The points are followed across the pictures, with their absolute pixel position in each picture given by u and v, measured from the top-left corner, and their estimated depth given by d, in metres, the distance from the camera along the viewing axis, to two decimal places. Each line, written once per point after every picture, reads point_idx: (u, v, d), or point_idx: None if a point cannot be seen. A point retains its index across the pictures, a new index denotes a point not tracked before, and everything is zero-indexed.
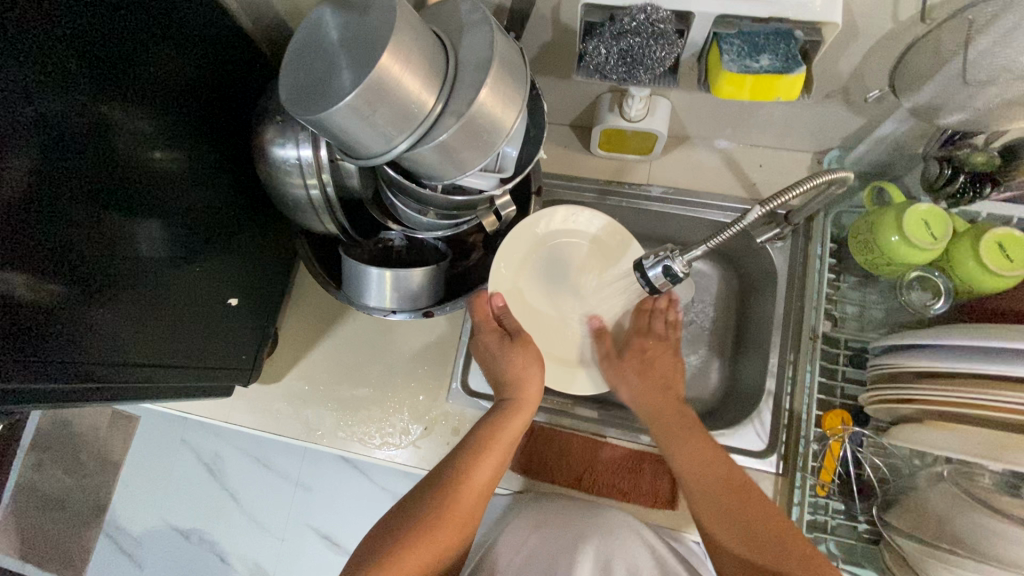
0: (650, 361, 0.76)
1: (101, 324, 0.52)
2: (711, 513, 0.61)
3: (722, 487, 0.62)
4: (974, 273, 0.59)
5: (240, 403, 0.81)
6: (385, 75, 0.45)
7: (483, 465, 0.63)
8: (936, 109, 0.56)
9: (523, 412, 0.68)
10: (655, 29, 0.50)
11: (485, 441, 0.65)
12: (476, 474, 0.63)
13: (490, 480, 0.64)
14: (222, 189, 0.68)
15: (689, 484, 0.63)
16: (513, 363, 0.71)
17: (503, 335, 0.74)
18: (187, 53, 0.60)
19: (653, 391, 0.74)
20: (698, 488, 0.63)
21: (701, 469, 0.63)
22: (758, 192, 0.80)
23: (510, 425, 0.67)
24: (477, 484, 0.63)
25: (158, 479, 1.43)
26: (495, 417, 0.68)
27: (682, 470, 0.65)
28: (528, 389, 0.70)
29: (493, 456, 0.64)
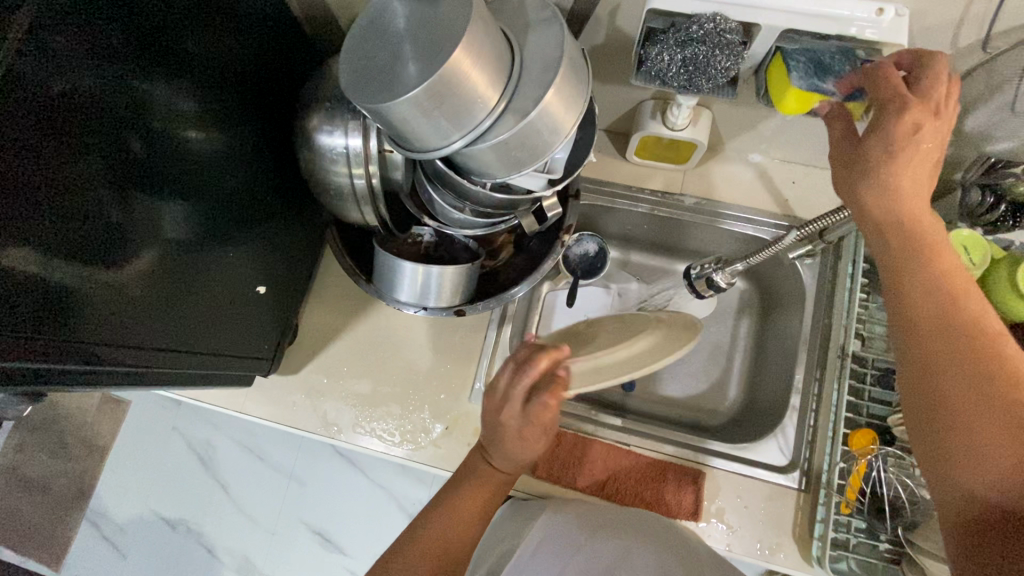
0: (888, 171, 0.45)
1: (117, 307, 0.50)
2: (951, 379, 0.41)
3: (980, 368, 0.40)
4: (1009, 301, 0.60)
5: (255, 393, 0.79)
6: (456, 68, 0.44)
7: (438, 521, 0.57)
8: (984, 135, 0.56)
9: (492, 478, 0.60)
10: (722, 39, 0.50)
11: (445, 503, 0.59)
12: (427, 532, 0.56)
13: (448, 541, 0.56)
14: (254, 176, 0.66)
15: (917, 351, 0.43)
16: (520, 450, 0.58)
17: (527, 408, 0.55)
18: (231, 34, 0.58)
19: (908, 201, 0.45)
20: (943, 360, 0.42)
21: (951, 333, 0.42)
22: (790, 208, 0.80)
23: (474, 492, 0.59)
24: (426, 540, 0.56)
25: (148, 467, 1.39)
26: (461, 479, 0.60)
27: (908, 293, 0.45)
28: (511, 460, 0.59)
29: (447, 516, 0.57)
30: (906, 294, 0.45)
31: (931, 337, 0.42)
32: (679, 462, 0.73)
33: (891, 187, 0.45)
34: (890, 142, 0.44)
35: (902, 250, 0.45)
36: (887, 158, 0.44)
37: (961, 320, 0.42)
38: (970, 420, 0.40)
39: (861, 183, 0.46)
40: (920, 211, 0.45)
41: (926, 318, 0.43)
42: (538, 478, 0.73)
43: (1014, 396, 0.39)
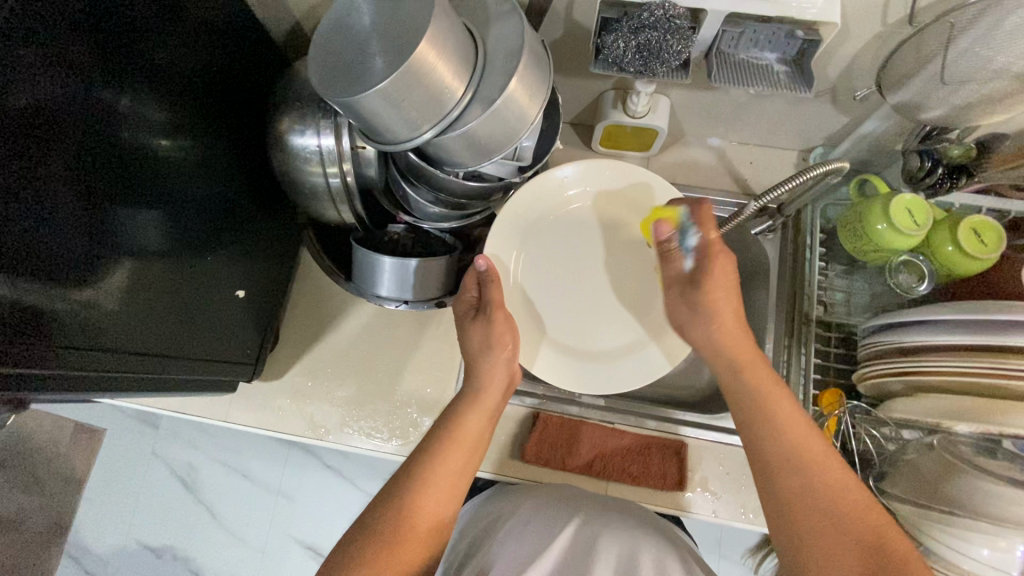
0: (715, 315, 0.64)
1: (92, 317, 0.50)
2: (822, 524, 0.51)
3: (838, 517, 0.51)
4: (953, 257, 0.64)
5: (240, 402, 0.79)
6: (423, 61, 0.46)
7: (447, 460, 0.60)
8: (918, 105, 0.61)
9: (483, 403, 0.65)
10: (672, 24, 0.53)
11: (448, 438, 0.61)
12: (434, 477, 0.59)
13: (455, 478, 0.60)
14: (227, 181, 0.66)
15: (794, 501, 0.53)
16: (474, 344, 0.68)
17: (475, 305, 0.70)
18: (193, 41, 0.58)
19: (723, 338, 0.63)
20: (814, 517, 0.51)
21: (816, 463, 0.53)
22: (750, 187, 0.84)
23: (470, 417, 0.63)
24: (437, 485, 0.58)
25: (126, 495, 1.36)
26: (458, 410, 0.64)
27: (766, 459, 0.55)
28: (491, 374, 0.66)
29: (454, 453, 0.60)
30: (760, 457, 0.56)
31: (794, 486, 0.53)
32: (662, 436, 0.76)
33: (718, 328, 0.63)
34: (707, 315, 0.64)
35: (760, 421, 0.56)
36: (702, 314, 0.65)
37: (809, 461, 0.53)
38: (834, 554, 0.50)
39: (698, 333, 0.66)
40: (769, 386, 0.59)
41: (823, 529, 0.51)
42: (528, 464, 0.74)
43: (876, 532, 0.50)
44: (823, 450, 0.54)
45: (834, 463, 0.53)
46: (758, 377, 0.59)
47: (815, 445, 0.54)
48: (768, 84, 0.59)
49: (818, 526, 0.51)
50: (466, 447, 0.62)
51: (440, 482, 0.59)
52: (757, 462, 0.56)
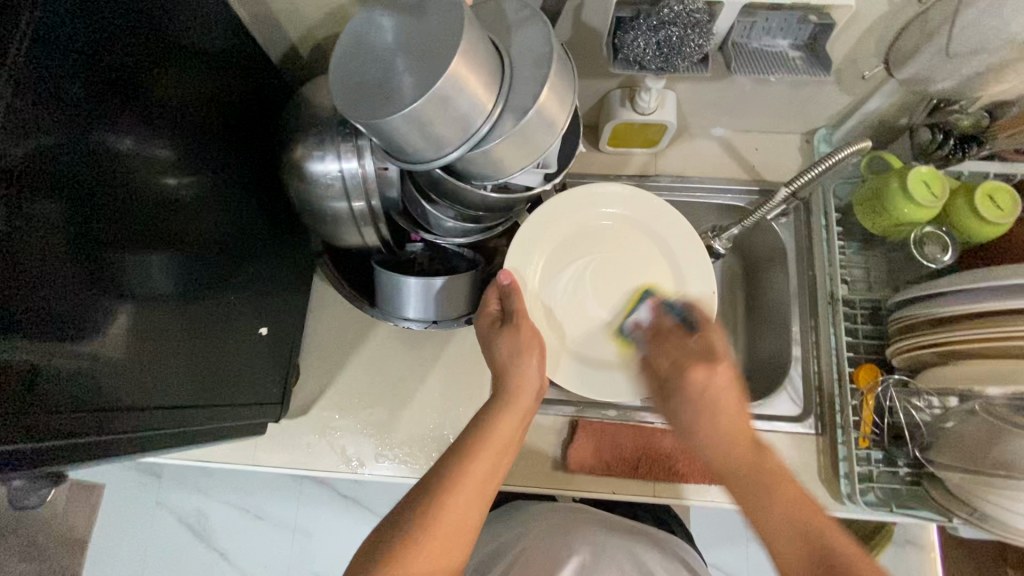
0: (710, 404, 0.59)
1: (110, 375, 0.47)
2: (792, 545, 0.50)
3: (809, 536, 0.50)
4: (973, 224, 0.66)
5: (265, 442, 0.76)
6: (455, 76, 0.44)
7: (478, 461, 0.57)
8: (927, 79, 0.62)
9: (514, 409, 0.63)
10: (692, 19, 0.52)
11: (480, 441, 0.59)
12: (465, 475, 0.56)
13: (484, 480, 0.57)
14: (240, 216, 0.64)
15: (772, 539, 0.52)
16: (503, 352, 0.66)
17: (499, 319, 0.69)
18: (195, 72, 0.56)
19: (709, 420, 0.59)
20: (796, 556, 0.50)
21: (790, 503, 0.52)
22: (758, 173, 0.85)
23: (503, 419, 0.62)
24: (466, 484, 0.55)
25: (135, 551, 1.29)
26: (488, 412, 0.63)
27: (749, 487, 0.55)
28: (523, 380, 0.65)
29: (485, 454, 0.58)
30: (742, 491, 0.55)
31: (774, 522, 0.52)
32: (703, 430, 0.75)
33: (705, 411, 0.59)
34: (693, 400, 0.60)
35: (756, 471, 0.55)
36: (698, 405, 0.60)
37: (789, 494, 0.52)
38: (798, 558, 0.49)
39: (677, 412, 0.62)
40: (743, 443, 0.57)
41: (780, 531, 0.51)
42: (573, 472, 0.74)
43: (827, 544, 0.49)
44: (792, 483, 0.53)
45: (806, 499, 0.52)
46: (730, 421, 0.58)
47: (789, 484, 0.53)
48: (784, 70, 0.59)
49: (782, 534, 0.51)
50: (496, 450, 0.59)
51: (470, 482, 0.56)
52: (739, 498, 0.56)
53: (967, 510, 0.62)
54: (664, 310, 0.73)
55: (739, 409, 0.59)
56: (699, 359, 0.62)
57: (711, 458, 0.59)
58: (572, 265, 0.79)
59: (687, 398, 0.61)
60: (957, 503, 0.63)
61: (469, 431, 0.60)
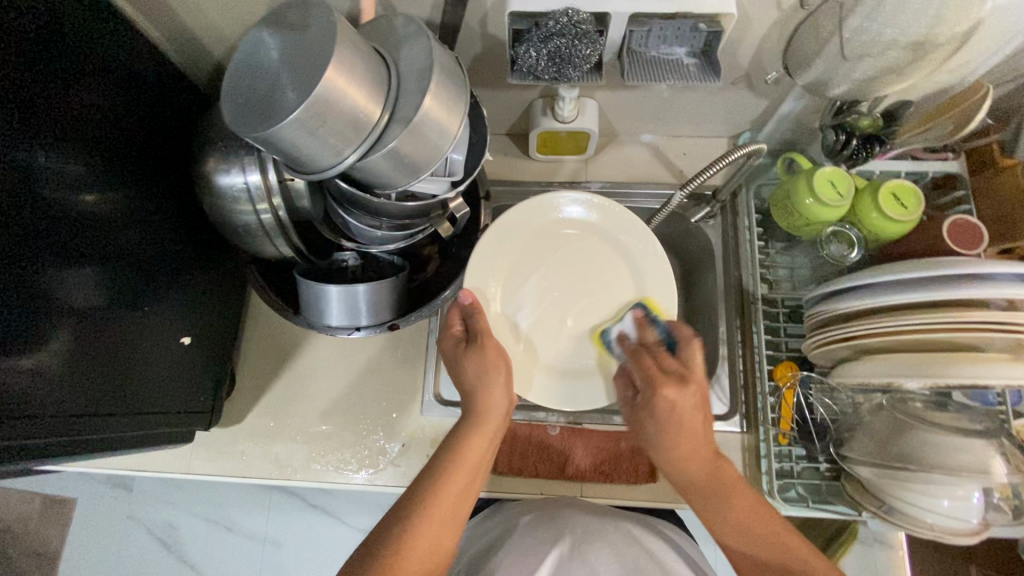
0: (671, 421, 0.58)
1: (27, 388, 0.48)
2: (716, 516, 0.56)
3: (730, 501, 0.56)
4: (879, 222, 0.67)
5: (202, 451, 0.77)
6: (331, 88, 0.46)
7: (451, 487, 0.56)
8: (824, 84, 0.64)
9: (486, 428, 0.62)
10: (578, 30, 0.55)
11: (452, 465, 0.58)
12: (438, 502, 0.55)
13: (461, 502, 0.57)
14: (160, 226, 0.65)
15: (699, 506, 0.58)
16: (469, 373, 0.65)
17: (463, 339, 0.68)
18: (111, 91, 0.58)
19: (689, 457, 0.58)
20: (726, 526, 0.56)
21: (691, 464, 0.58)
22: (686, 177, 0.86)
23: (474, 440, 0.61)
24: (440, 509, 0.55)
25: (103, 565, 1.29)
26: (458, 435, 0.62)
27: (660, 448, 0.59)
28: (490, 398, 0.64)
29: (460, 477, 0.57)
30: (659, 445, 0.59)
31: (682, 475, 0.59)
32: (631, 431, 0.77)
33: (679, 430, 0.58)
34: (662, 419, 0.58)
35: (683, 450, 0.58)
36: (658, 419, 0.59)
37: (798, 565, 0.52)
38: (730, 531, 0.56)
39: (650, 434, 0.60)
40: (700, 455, 0.58)
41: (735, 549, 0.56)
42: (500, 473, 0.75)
43: (753, 512, 0.55)
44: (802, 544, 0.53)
45: (799, 543, 0.54)
46: (695, 430, 0.58)
47: (694, 446, 0.58)
48: (679, 78, 0.61)
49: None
50: (469, 474, 0.59)
51: (444, 507, 0.55)
52: (665, 459, 0.59)
53: (876, 503, 0.63)
54: (650, 326, 0.71)
55: (704, 422, 0.59)
56: (672, 381, 0.58)
57: (678, 476, 0.59)
58: (543, 274, 0.79)
59: (654, 415, 0.59)
60: (867, 496, 0.64)
61: (440, 457, 0.59)
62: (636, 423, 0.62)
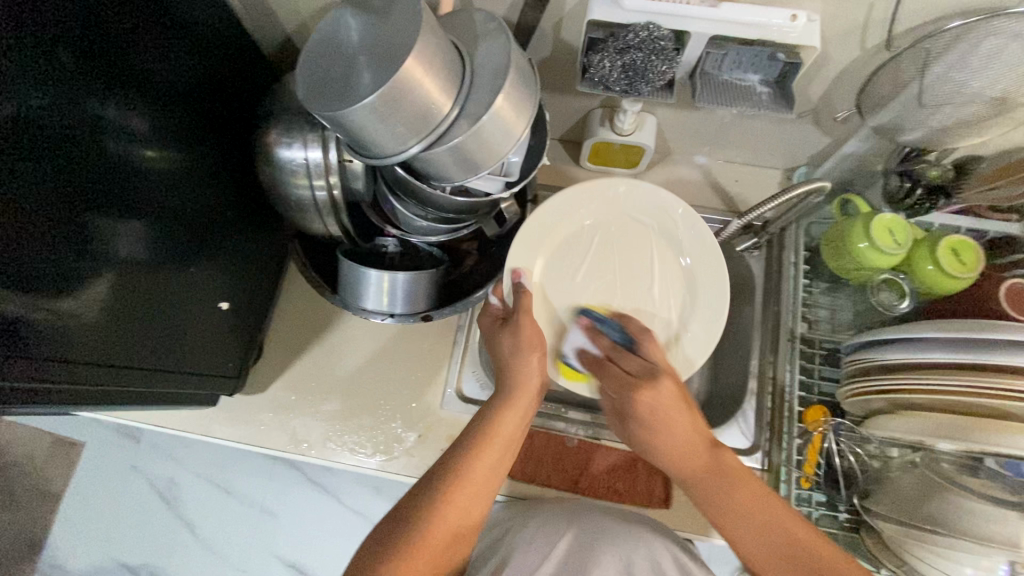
0: (659, 428, 0.61)
1: (80, 326, 0.50)
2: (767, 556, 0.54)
3: (780, 529, 0.54)
4: (932, 276, 0.66)
5: (222, 415, 0.78)
6: (409, 76, 0.46)
7: (481, 458, 0.58)
8: (896, 128, 0.62)
9: (519, 405, 0.63)
10: (656, 46, 0.54)
11: (483, 435, 0.60)
12: (469, 475, 0.57)
13: (491, 475, 0.58)
14: (215, 191, 0.66)
15: (739, 542, 0.56)
16: (506, 350, 0.66)
17: (501, 316, 0.69)
18: (187, 54, 0.59)
19: (680, 448, 0.61)
20: (772, 560, 0.54)
21: (760, 521, 0.55)
22: (735, 205, 0.85)
23: (507, 416, 0.62)
24: (474, 480, 0.57)
25: (103, 512, 1.31)
26: (490, 408, 0.63)
27: (708, 507, 0.58)
28: (524, 377, 0.64)
29: (492, 450, 0.59)
30: (705, 505, 0.58)
31: (725, 510, 0.57)
32: None
33: (661, 425, 0.61)
34: (654, 421, 0.61)
35: (713, 478, 0.59)
36: (649, 432, 0.61)
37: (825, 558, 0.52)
38: (766, 557, 0.54)
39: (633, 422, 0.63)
40: (691, 453, 0.61)
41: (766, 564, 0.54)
42: (513, 479, 0.75)
43: (768, 516, 0.55)
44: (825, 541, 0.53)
45: (799, 525, 0.54)
46: (687, 433, 0.60)
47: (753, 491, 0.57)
48: (749, 104, 0.60)
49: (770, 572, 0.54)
50: (501, 447, 0.60)
51: (474, 480, 0.57)
52: (721, 523, 0.57)
53: (895, 561, 0.63)
54: (602, 332, 0.71)
55: (687, 419, 0.61)
56: (642, 382, 0.62)
57: (673, 470, 0.62)
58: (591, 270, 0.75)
59: (642, 422, 0.62)
60: (887, 552, 0.64)
61: (472, 430, 0.61)
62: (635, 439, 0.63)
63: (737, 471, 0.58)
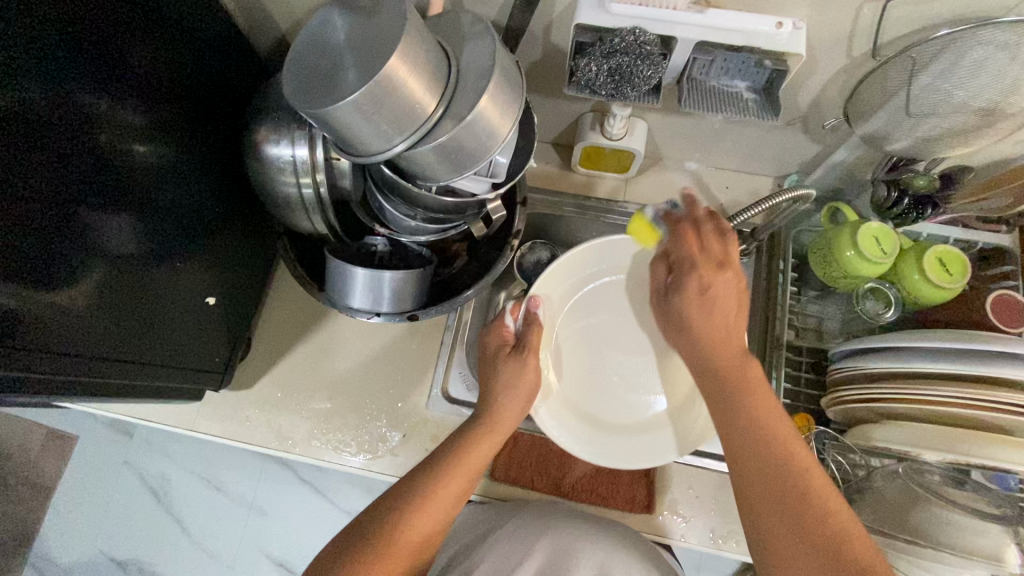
0: (711, 305, 0.57)
1: (65, 323, 0.50)
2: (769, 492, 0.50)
3: (804, 498, 0.49)
4: (920, 285, 0.66)
5: (209, 410, 0.78)
6: (393, 76, 0.46)
7: (453, 482, 0.58)
8: (884, 137, 0.63)
9: (497, 431, 0.64)
10: (642, 50, 0.54)
11: (457, 456, 0.60)
12: (439, 497, 0.57)
13: (459, 497, 0.59)
14: (206, 188, 0.67)
15: (750, 480, 0.52)
16: (498, 380, 0.65)
17: (508, 343, 0.68)
18: (180, 49, 0.60)
19: (719, 343, 0.57)
20: (773, 503, 0.50)
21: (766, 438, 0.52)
22: (725, 211, 0.85)
23: (484, 442, 0.62)
24: (443, 500, 0.57)
25: (94, 506, 1.31)
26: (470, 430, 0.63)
27: (733, 413, 0.54)
28: (507, 408, 0.64)
29: (466, 472, 0.60)
30: (725, 409, 0.55)
31: (743, 436, 0.53)
32: None
33: (713, 309, 0.57)
34: (708, 309, 0.57)
35: (733, 387, 0.55)
36: (704, 300, 0.57)
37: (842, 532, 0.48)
38: (767, 494, 0.50)
39: (682, 311, 0.59)
40: (728, 347, 0.57)
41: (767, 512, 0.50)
42: (496, 482, 0.74)
43: (805, 490, 0.50)
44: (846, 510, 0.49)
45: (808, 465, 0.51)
46: (722, 318, 0.58)
47: (792, 441, 0.52)
48: (736, 110, 0.60)
49: (768, 517, 0.50)
50: (473, 472, 0.60)
51: (443, 502, 0.58)
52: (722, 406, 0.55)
53: None
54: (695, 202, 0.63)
55: (737, 306, 0.59)
56: (705, 263, 0.58)
57: (698, 360, 0.58)
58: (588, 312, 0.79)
59: (693, 304, 0.58)
60: None
61: (448, 448, 0.61)
62: (695, 315, 0.58)
63: (765, 398, 0.55)
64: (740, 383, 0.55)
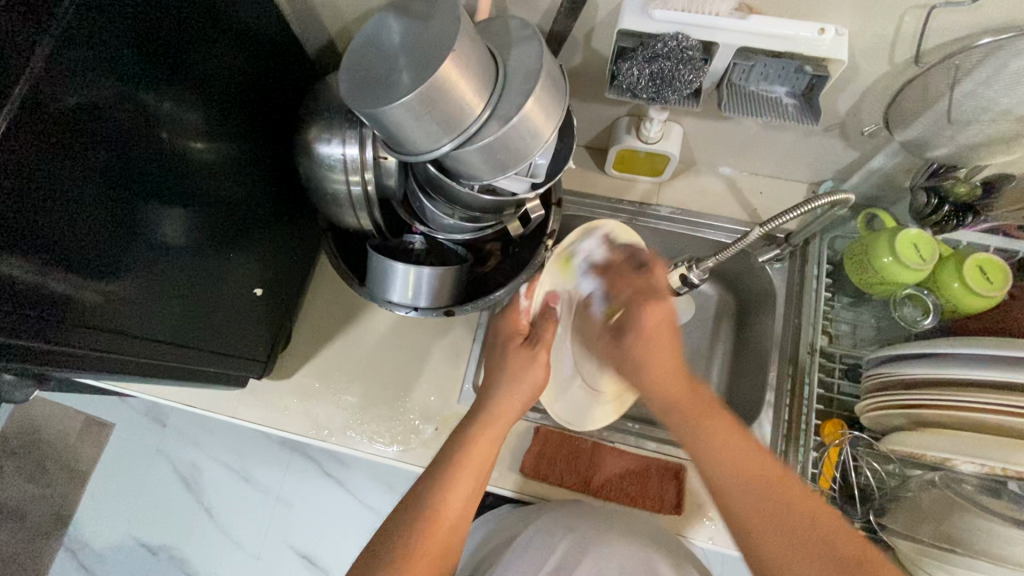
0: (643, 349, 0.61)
1: (121, 307, 0.53)
2: (757, 521, 0.49)
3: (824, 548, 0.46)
4: (958, 293, 0.66)
5: (248, 398, 0.81)
6: (445, 78, 0.48)
7: (457, 496, 0.57)
8: (925, 144, 0.63)
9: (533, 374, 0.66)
10: (684, 55, 0.56)
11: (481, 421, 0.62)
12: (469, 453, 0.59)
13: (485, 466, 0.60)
14: (257, 181, 0.70)
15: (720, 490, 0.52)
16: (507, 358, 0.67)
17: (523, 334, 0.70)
18: (238, 50, 0.63)
19: (668, 375, 0.59)
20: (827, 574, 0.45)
21: (745, 478, 0.51)
22: (758, 216, 0.86)
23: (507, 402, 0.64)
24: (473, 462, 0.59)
25: (128, 492, 1.35)
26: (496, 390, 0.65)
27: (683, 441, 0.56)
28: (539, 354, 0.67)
29: (490, 432, 0.62)
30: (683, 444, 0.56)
31: (717, 467, 0.52)
32: (661, 459, 0.77)
33: (660, 339, 0.60)
34: (647, 343, 0.61)
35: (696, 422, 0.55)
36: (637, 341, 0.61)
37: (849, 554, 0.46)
38: (778, 541, 0.48)
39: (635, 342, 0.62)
40: (677, 378, 0.58)
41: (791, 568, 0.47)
42: (526, 477, 0.75)
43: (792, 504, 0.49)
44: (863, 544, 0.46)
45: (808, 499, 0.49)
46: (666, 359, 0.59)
47: (735, 444, 0.53)
48: (775, 115, 0.61)
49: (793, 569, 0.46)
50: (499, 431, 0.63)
51: (451, 510, 0.56)
52: (686, 442, 0.55)
53: None
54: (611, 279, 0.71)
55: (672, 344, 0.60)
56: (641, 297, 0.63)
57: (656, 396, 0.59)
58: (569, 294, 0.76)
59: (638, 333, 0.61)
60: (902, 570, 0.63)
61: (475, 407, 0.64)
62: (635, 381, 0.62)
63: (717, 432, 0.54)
64: (703, 421, 0.55)
